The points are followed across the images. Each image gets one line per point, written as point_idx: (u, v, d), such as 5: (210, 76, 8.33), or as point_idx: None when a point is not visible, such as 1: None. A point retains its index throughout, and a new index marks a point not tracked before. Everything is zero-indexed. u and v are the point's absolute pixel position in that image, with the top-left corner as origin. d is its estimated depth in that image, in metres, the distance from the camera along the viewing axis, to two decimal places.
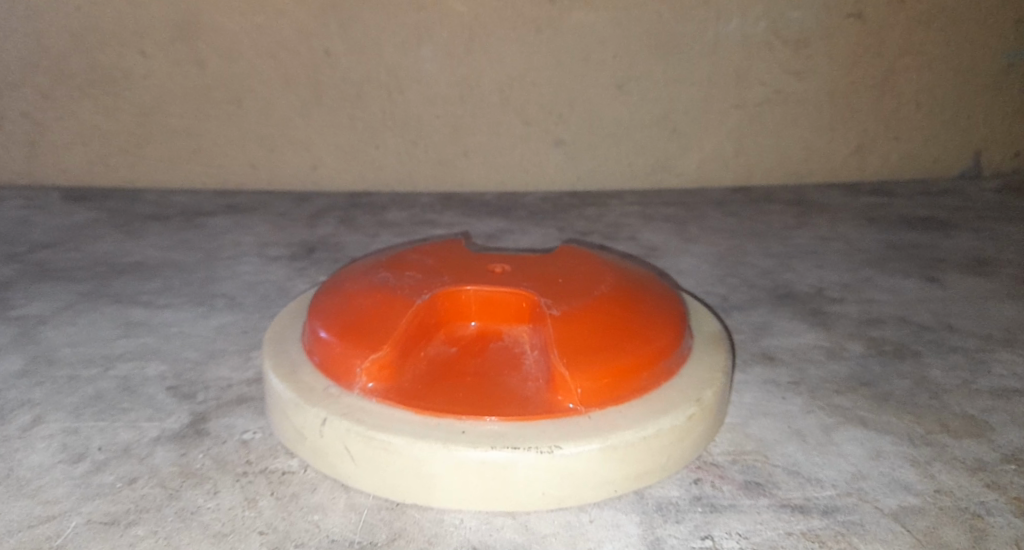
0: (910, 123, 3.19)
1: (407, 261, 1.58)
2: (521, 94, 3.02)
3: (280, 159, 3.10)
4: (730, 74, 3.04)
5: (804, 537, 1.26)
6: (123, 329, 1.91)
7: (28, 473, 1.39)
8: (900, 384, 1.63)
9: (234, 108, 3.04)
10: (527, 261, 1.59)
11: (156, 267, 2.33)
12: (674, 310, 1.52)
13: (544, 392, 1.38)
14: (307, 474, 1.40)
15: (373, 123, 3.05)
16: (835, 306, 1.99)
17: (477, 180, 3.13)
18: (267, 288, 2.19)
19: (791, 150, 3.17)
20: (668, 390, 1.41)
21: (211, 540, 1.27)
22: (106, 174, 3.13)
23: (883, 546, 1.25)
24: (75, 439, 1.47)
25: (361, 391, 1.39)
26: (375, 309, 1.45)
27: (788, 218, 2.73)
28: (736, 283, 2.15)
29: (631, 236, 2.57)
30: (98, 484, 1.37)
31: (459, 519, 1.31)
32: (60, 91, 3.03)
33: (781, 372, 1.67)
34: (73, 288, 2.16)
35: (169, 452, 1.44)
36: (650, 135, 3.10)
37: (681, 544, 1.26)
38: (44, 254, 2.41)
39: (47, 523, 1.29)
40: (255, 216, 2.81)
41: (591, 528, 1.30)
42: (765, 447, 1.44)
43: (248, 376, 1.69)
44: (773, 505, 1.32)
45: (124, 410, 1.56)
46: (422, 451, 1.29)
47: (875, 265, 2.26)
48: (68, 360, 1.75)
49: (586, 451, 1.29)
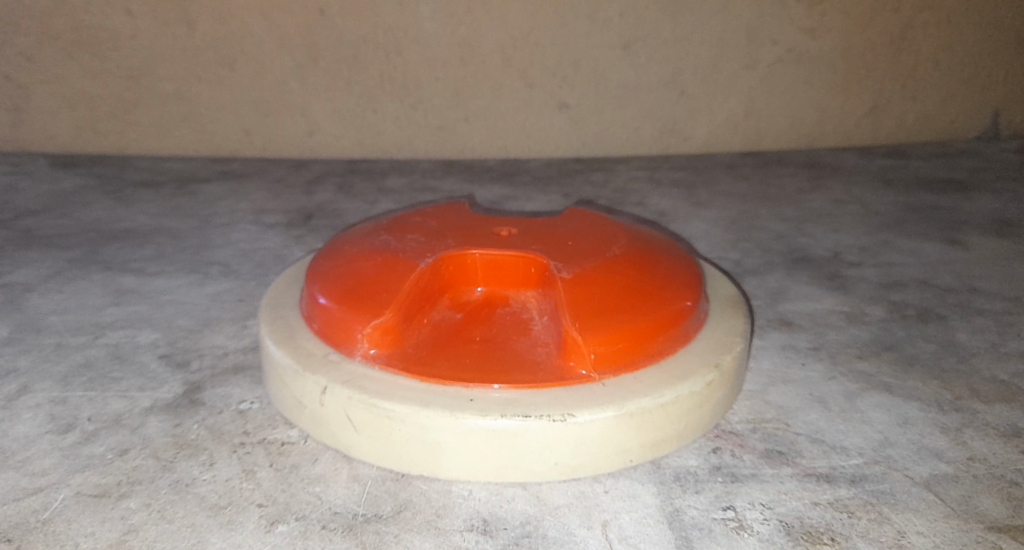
0: (927, 83, 3.12)
1: (409, 225, 1.52)
2: (524, 55, 2.94)
3: (274, 124, 3.02)
4: (740, 33, 2.96)
5: (831, 506, 1.20)
6: (114, 296, 1.84)
7: (14, 444, 1.33)
8: (926, 347, 1.57)
9: (227, 72, 2.96)
10: (535, 225, 1.53)
11: (148, 234, 2.27)
12: (690, 275, 1.46)
13: (555, 357, 1.32)
14: (307, 444, 1.34)
15: (372, 87, 2.97)
16: (853, 271, 1.93)
17: (478, 147, 3.05)
18: (263, 256, 2.12)
19: (801, 113, 3.10)
20: (684, 355, 1.35)
21: (207, 512, 1.20)
22: (95, 140, 3.05)
23: (916, 515, 1.19)
24: (63, 409, 1.41)
25: (362, 358, 1.33)
26: (377, 274, 1.40)
27: (801, 182, 2.66)
28: (749, 248, 2.09)
29: (638, 201, 2.50)
30: (88, 455, 1.31)
31: (467, 491, 1.25)
32: (45, 53, 2.94)
33: (800, 337, 1.61)
34: (63, 255, 2.09)
35: (162, 422, 1.38)
36: (658, 98, 3.02)
37: (701, 515, 1.20)
38: (32, 221, 2.34)
39: (34, 496, 1.23)
40: (250, 183, 2.74)
41: (606, 499, 1.23)
42: (787, 415, 1.38)
43: (244, 344, 1.62)
44: (797, 474, 1.26)
45: (114, 379, 1.50)
46: (428, 420, 1.23)
47: (893, 228, 2.20)
48: (56, 328, 1.68)
49: (601, 419, 1.23)
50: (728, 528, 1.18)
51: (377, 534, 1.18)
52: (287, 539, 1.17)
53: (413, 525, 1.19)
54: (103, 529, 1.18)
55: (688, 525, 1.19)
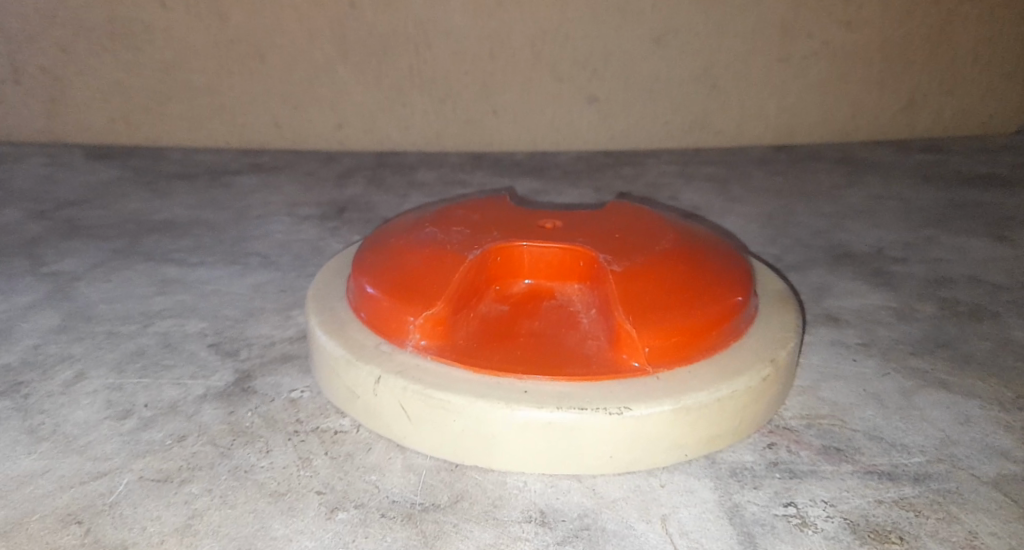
0: (966, 78, 3.12)
1: (455, 217, 1.53)
2: (554, 48, 2.94)
3: (306, 118, 3.03)
4: (772, 28, 2.95)
5: (896, 505, 1.20)
6: (159, 286, 1.85)
7: (74, 429, 1.34)
8: (981, 345, 1.57)
9: (258, 64, 2.97)
10: (582, 218, 1.53)
11: (188, 225, 2.28)
12: (739, 270, 1.45)
13: (607, 351, 1.32)
14: (360, 433, 1.34)
15: (403, 80, 2.97)
16: (898, 267, 1.92)
17: (507, 139, 3.05)
18: (303, 247, 2.13)
19: (835, 109, 3.09)
20: (737, 350, 1.35)
21: (268, 499, 1.21)
22: (130, 133, 3.07)
23: (986, 516, 1.18)
24: (120, 396, 1.42)
25: (414, 349, 1.34)
26: (426, 265, 1.40)
27: (837, 178, 2.65)
28: (789, 244, 2.08)
29: (672, 197, 2.50)
30: (148, 441, 1.31)
31: (522, 482, 1.26)
32: (81, 46, 2.97)
33: (849, 333, 1.60)
34: (105, 245, 2.11)
35: (217, 410, 1.39)
36: (688, 91, 3.01)
37: (762, 511, 1.20)
38: (73, 212, 2.35)
39: (98, 480, 1.24)
40: (283, 176, 2.75)
41: (663, 493, 1.23)
42: (841, 411, 1.38)
43: (291, 334, 1.63)
44: (857, 472, 1.26)
45: (167, 366, 1.51)
46: (483, 411, 1.23)
47: (937, 224, 2.19)
48: (106, 317, 1.69)
49: (657, 413, 1.23)
50: (791, 525, 1.18)
51: (437, 524, 1.18)
52: (348, 526, 1.17)
53: (472, 515, 1.20)
54: (168, 513, 1.18)
55: (750, 521, 1.18)
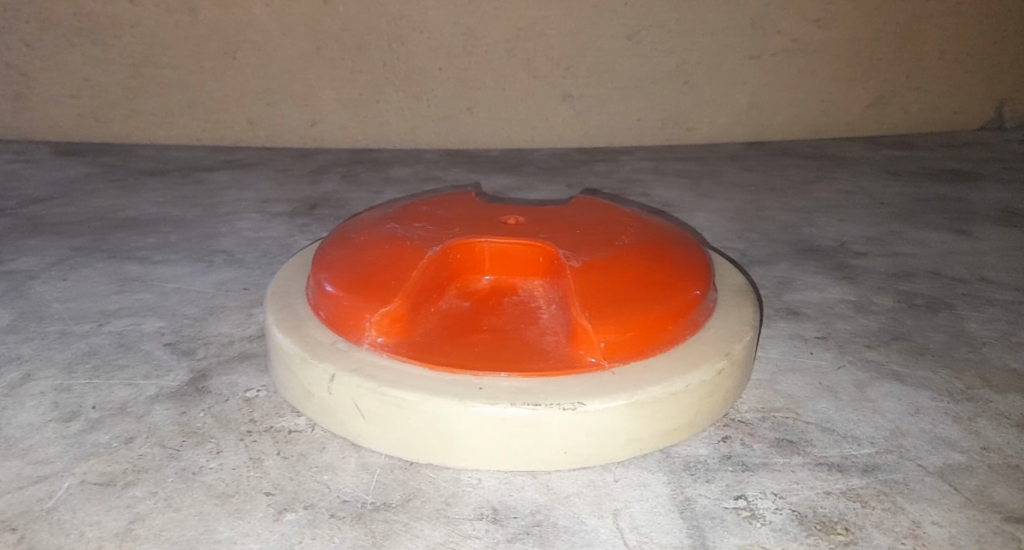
0: (934, 73, 3.13)
1: (416, 213, 1.52)
2: (529, 45, 2.92)
3: (278, 115, 3.01)
4: (746, 23, 2.95)
5: (843, 496, 1.20)
6: (119, 284, 1.84)
7: (18, 433, 1.32)
8: (937, 337, 1.57)
9: (229, 60, 2.94)
10: (543, 214, 1.52)
11: (152, 222, 2.26)
12: (699, 264, 1.45)
13: (564, 346, 1.31)
14: (315, 432, 1.33)
15: (377, 77, 2.95)
16: (860, 260, 1.92)
17: (480, 136, 3.04)
18: (268, 244, 2.11)
19: (806, 104, 3.09)
20: (694, 344, 1.34)
21: (214, 501, 1.20)
22: (98, 129, 3.04)
23: (930, 505, 1.18)
24: (68, 397, 1.41)
25: (370, 346, 1.32)
26: (384, 262, 1.39)
27: (805, 172, 2.65)
28: (755, 237, 2.08)
29: (641, 191, 2.49)
30: (93, 443, 1.30)
31: (477, 479, 1.25)
32: (47, 41, 2.93)
33: (808, 326, 1.60)
34: (65, 243, 2.08)
35: (168, 410, 1.38)
36: (662, 87, 3.01)
37: (713, 504, 1.20)
38: (35, 209, 2.33)
39: (38, 485, 1.22)
40: (252, 172, 2.73)
41: (616, 488, 1.23)
42: (796, 404, 1.38)
43: (250, 333, 1.61)
44: (807, 464, 1.26)
45: (119, 366, 1.50)
46: (438, 408, 1.22)
47: (901, 218, 2.19)
48: (61, 316, 1.67)
49: (612, 408, 1.22)
50: (740, 517, 1.17)
51: (387, 523, 1.17)
52: (295, 527, 1.16)
53: (422, 513, 1.19)
54: (108, 518, 1.17)
55: (700, 514, 1.18)
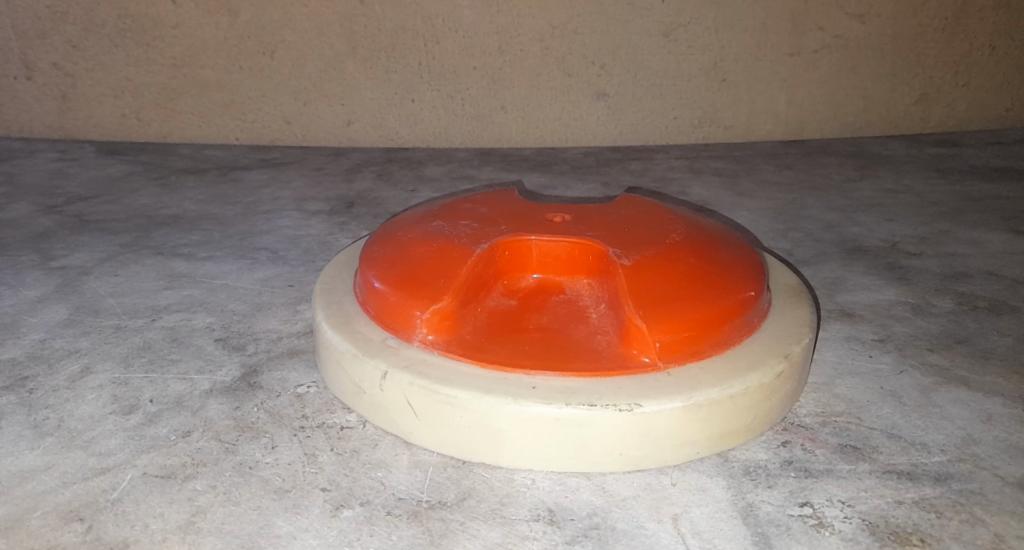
0: (981, 70, 3.10)
1: (461, 210, 1.51)
2: (563, 43, 2.90)
3: (314, 113, 3.01)
4: (784, 20, 2.92)
5: (916, 505, 1.18)
6: (167, 280, 1.84)
7: (78, 424, 1.33)
8: (1001, 340, 1.54)
9: (267, 60, 2.95)
10: (591, 211, 1.51)
11: (196, 220, 2.26)
12: (751, 263, 1.43)
13: (617, 346, 1.29)
14: (366, 429, 1.33)
15: (410, 75, 2.95)
16: (914, 261, 1.89)
17: (516, 135, 3.02)
18: (310, 242, 2.11)
19: (847, 102, 3.06)
20: (749, 346, 1.32)
21: (272, 496, 1.19)
22: (139, 128, 3.06)
23: (1012, 517, 1.16)
24: (125, 391, 1.41)
25: (420, 344, 1.32)
26: (434, 260, 1.38)
27: (849, 172, 2.62)
28: (801, 238, 2.06)
29: (681, 191, 2.47)
30: (152, 436, 1.30)
31: (531, 479, 1.24)
32: (90, 40, 2.96)
33: (864, 328, 1.58)
34: (114, 240, 2.09)
35: (223, 405, 1.38)
36: (698, 85, 2.98)
37: (777, 511, 1.18)
38: (82, 207, 2.34)
39: (102, 476, 1.22)
40: (292, 171, 2.74)
41: (674, 492, 1.21)
42: (857, 408, 1.36)
43: (298, 329, 1.61)
44: (875, 471, 1.23)
45: (173, 361, 1.50)
46: (491, 406, 1.21)
47: (953, 218, 2.16)
48: (113, 311, 1.68)
49: (668, 409, 1.21)
50: (808, 526, 1.15)
51: (443, 522, 1.16)
52: (353, 524, 1.15)
53: (478, 513, 1.18)
54: (171, 510, 1.17)
55: (764, 521, 1.16)
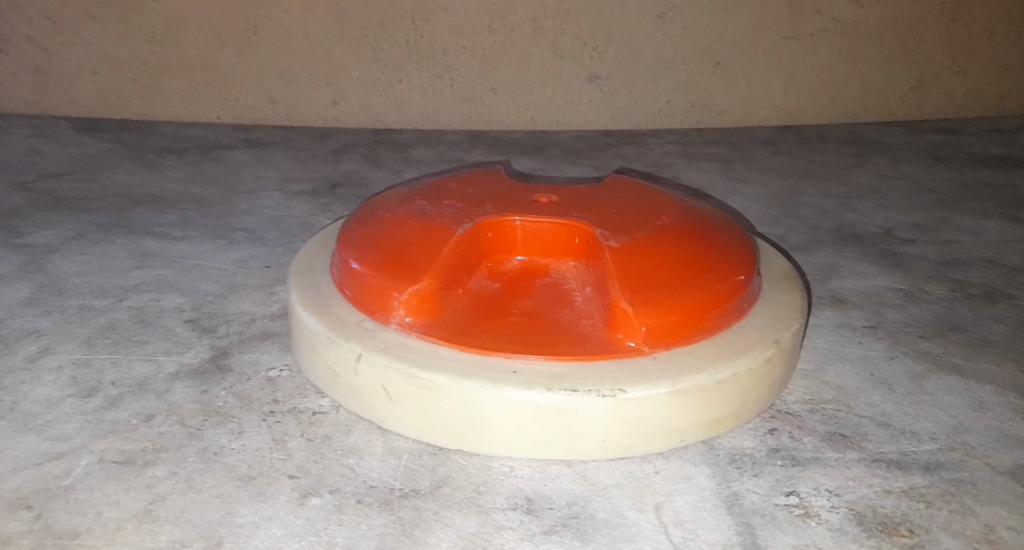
0: (978, 56, 3.06)
1: (444, 189, 1.46)
2: (555, 24, 2.85)
3: (299, 93, 2.94)
4: (781, 3, 2.87)
5: (905, 495, 1.13)
6: (138, 260, 1.78)
7: (35, 407, 1.27)
8: (997, 328, 1.50)
9: (251, 38, 2.88)
10: (578, 191, 1.46)
11: (172, 199, 2.20)
12: (742, 246, 1.38)
13: (602, 330, 1.24)
14: (340, 415, 1.27)
15: (399, 56, 2.89)
16: (908, 248, 1.84)
17: (506, 118, 2.96)
18: (290, 223, 2.06)
19: (843, 87, 3.01)
20: (739, 331, 1.28)
21: (236, 483, 1.14)
22: (117, 106, 2.99)
23: (1004, 508, 1.11)
24: (86, 373, 1.35)
25: (398, 326, 1.26)
26: (414, 239, 1.33)
27: (844, 157, 2.57)
28: (794, 224, 2.01)
29: (672, 175, 2.42)
30: (113, 420, 1.25)
31: (509, 467, 1.19)
32: (68, 15, 2.89)
33: (856, 315, 1.53)
34: (85, 218, 2.03)
35: (188, 388, 1.32)
36: (693, 69, 2.92)
37: (762, 500, 1.13)
38: (54, 184, 2.28)
39: (56, 461, 1.17)
40: (274, 151, 2.67)
41: (657, 481, 1.17)
42: (847, 396, 1.31)
43: (272, 311, 1.56)
44: (864, 460, 1.19)
45: (139, 342, 1.44)
46: (470, 391, 1.16)
47: (949, 205, 2.11)
48: (79, 290, 1.62)
49: (654, 395, 1.16)
50: (794, 515, 1.11)
51: (416, 511, 1.11)
52: (321, 513, 1.10)
53: (452, 502, 1.13)
54: (128, 498, 1.11)
55: (749, 511, 1.12)
